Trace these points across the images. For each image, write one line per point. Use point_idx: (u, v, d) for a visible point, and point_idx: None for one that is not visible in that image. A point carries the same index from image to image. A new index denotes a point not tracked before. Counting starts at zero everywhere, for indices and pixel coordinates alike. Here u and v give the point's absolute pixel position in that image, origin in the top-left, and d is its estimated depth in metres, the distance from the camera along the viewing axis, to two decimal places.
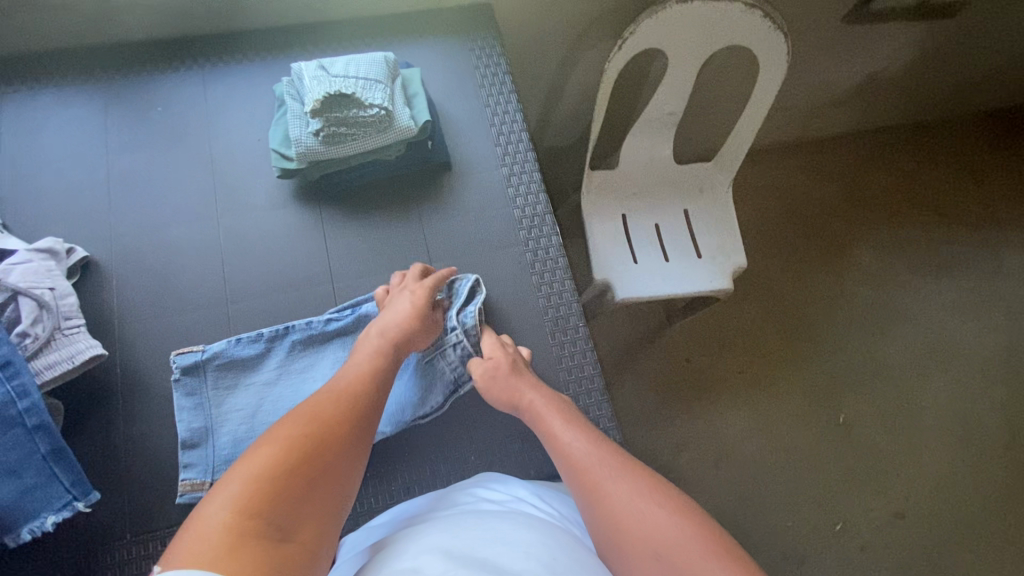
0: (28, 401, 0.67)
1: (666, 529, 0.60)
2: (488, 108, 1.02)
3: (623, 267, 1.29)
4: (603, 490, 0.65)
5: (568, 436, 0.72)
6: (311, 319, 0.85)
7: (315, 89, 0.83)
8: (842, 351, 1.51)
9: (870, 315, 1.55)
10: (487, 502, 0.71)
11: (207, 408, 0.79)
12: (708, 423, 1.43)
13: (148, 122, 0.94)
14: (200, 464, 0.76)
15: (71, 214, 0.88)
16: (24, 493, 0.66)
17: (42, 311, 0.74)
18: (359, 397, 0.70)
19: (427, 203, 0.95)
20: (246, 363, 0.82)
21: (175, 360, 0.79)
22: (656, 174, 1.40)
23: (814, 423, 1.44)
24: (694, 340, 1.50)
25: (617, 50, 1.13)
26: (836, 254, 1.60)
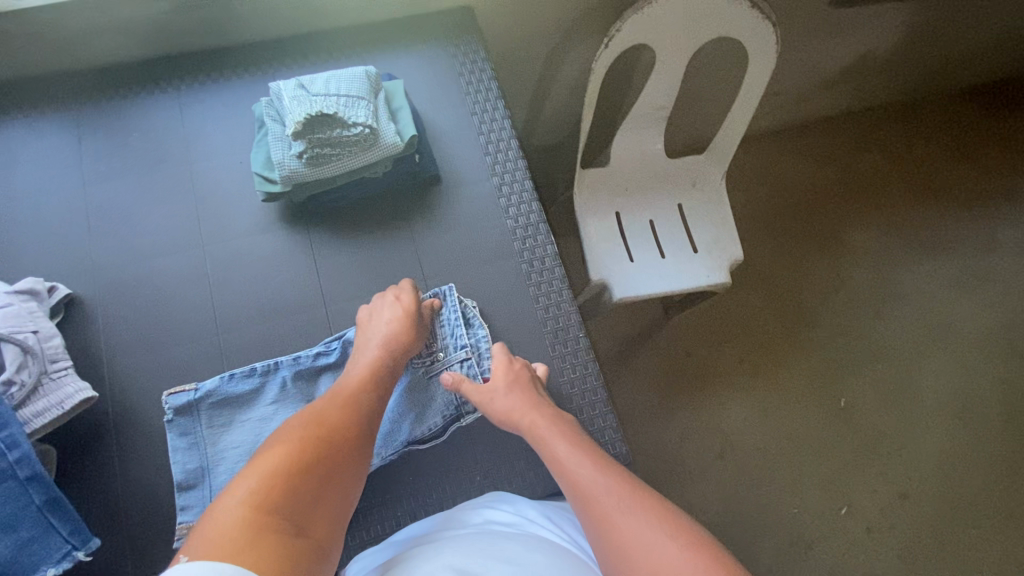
0: (19, 452, 0.65)
1: (675, 560, 0.61)
2: (474, 116, 0.99)
3: (619, 267, 1.27)
4: (612, 520, 0.65)
5: (575, 462, 0.71)
6: (300, 353, 0.83)
7: (297, 110, 0.80)
8: (841, 337, 1.51)
9: (868, 298, 1.54)
10: (494, 523, 0.71)
11: (202, 447, 0.77)
12: (712, 417, 1.42)
13: (125, 149, 0.91)
14: (198, 506, 0.74)
15: (50, 249, 0.85)
16: (21, 547, 0.64)
17: (26, 356, 0.71)
18: (362, 402, 0.72)
19: (417, 218, 0.92)
20: (239, 399, 0.80)
21: (166, 401, 0.78)
22: (648, 171, 1.38)
23: (817, 410, 1.44)
24: (694, 334, 1.49)
25: (604, 48, 1.11)
26: (831, 240, 1.59)
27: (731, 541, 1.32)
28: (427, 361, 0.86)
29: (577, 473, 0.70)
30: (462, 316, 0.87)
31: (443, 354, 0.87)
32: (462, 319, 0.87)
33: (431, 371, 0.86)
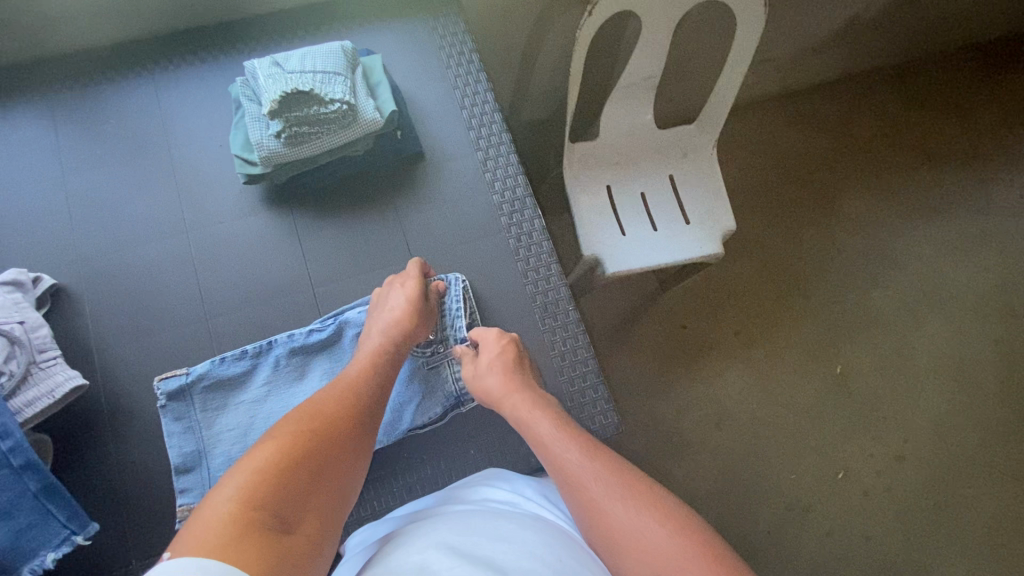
0: (11, 441, 0.65)
1: (658, 534, 0.61)
2: (457, 90, 0.98)
3: (611, 240, 1.27)
4: (600, 504, 0.65)
5: (558, 442, 0.71)
6: (293, 331, 0.83)
7: (271, 88, 0.78)
8: (835, 302, 1.51)
9: (862, 264, 1.54)
10: (488, 501, 0.71)
11: (197, 431, 0.78)
12: (708, 387, 1.43)
13: (104, 137, 0.90)
14: (197, 488, 0.75)
15: (34, 241, 0.85)
16: (20, 533, 0.64)
17: (14, 347, 0.71)
18: (360, 393, 0.71)
19: (402, 196, 0.92)
20: (231, 382, 0.80)
21: (157, 386, 0.77)
22: (638, 142, 1.36)
23: (812, 377, 1.45)
24: (688, 306, 1.49)
25: (587, 16, 1.08)
26: (825, 206, 1.58)
27: (729, 507, 1.35)
28: (427, 352, 0.87)
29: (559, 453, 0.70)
30: (462, 304, 0.88)
31: (444, 346, 0.88)
32: (462, 296, 0.87)
33: (432, 361, 0.87)
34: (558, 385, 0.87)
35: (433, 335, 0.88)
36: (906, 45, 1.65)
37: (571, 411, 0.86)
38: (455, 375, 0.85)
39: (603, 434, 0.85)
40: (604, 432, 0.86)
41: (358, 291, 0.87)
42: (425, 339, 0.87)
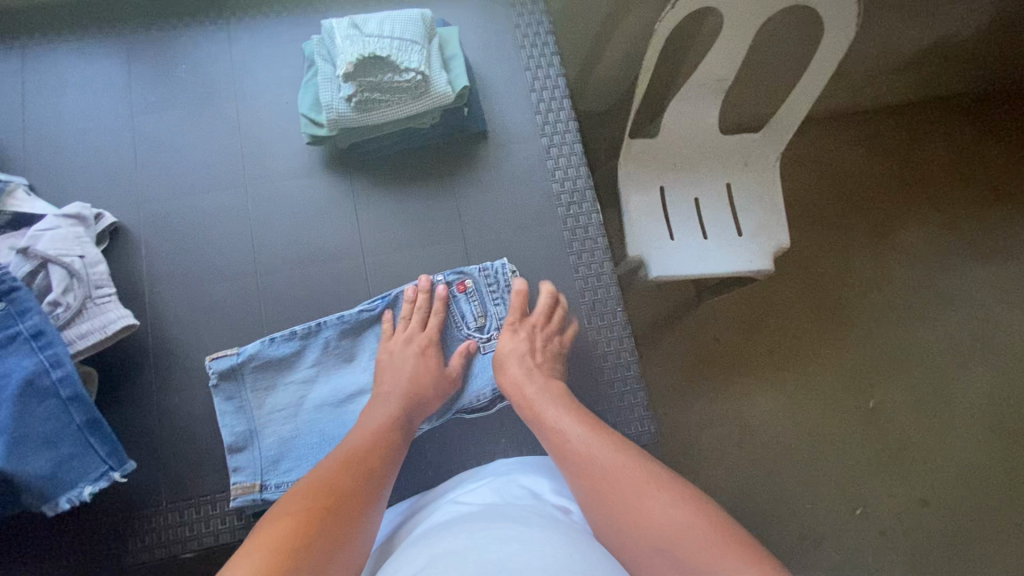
0: (62, 371, 0.66)
1: (667, 516, 0.60)
2: (528, 71, 0.95)
3: (658, 244, 1.23)
4: (601, 479, 0.65)
5: (568, 426, 0.71)
6: (342, 313, 0.83)
7: (348, 50, 0.76)
8: (878, 334, 1.45)
9: (911, 298, 1.47)
10: (501, 488, 0.70)
11: (248, 410, 0.79)
12: (734, 405, 1.40)
13: (173, 81, 0.90)
14: (250, 467, 0.77)
15: (96, 176, 0.85)
16: (61, 463, 0.65)
17: (72, 280, 0.72)
18: (372, 464, 0.67)
19: (462, 175, 0.90)
20: (279, 360, 0.81)
21: (210, 365, 0.79)
22: (699, 144, 1.31)
23: (844, 409, 1.40)
24: (725, 320, 1.45)
25: (669, 8, 1.06)
26: (882, 235, 1.51)
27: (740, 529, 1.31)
28: (480, 337, 0.86)
29: (569, 436, 0.70)
30: (512, 290, 0.86)
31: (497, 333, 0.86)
32: (508, 283, 0.85)
33: (484, 346, 0.85)
34: (596, 386, 0.85)
35: (485, 320, 0.86)
36: (995, 74, 1.56)
37: (606, 413, 0.84)
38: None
39: (637, 441, 0.83)
40: (639, 440, 0.83)
41: (407, 264, 0.87)
42: (476, 324, 0.86)
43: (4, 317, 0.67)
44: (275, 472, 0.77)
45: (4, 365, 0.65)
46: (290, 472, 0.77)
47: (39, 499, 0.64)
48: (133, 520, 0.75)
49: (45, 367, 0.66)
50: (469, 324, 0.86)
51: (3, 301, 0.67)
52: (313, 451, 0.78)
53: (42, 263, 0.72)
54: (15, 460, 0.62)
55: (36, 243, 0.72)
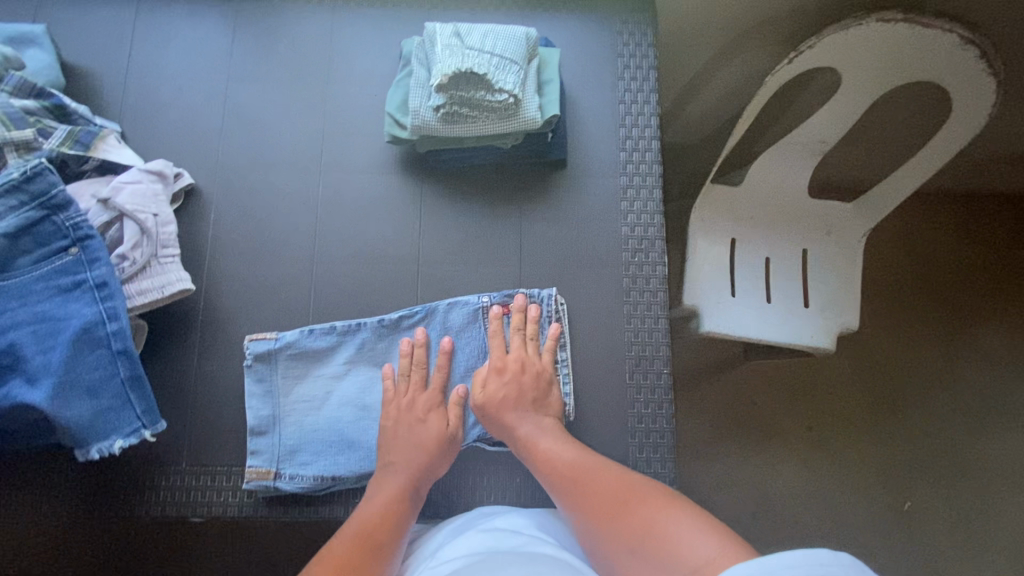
0: (116, 325, 0.68)
1: (649, 513, 0.62)
2: (621, 105, 0.91)
3: (717, 298, 1.11)
4: (586, 489, 0.68)
5: (557, 450, 0.73)
6: (383, 316, 0.84)
7: (446, 61, 0.74)
8: (929, 436, 1.28)
9: (976, 406, 1.29)
10: (482, 526, 0.68)
11: (275, 396, 0.81)
12: (757, 472, 1.26)
13: (271, 54, 0.91)
14: (267, 453, 0.78)
15: (182, 135, 0.88)
16: (99, 413, 0.67)
17: (142, 237, 0.75)
18: (385, 545, 0.67)
19: (532, 200, 0.87)
20: (313, 351, 0.82)
21: (248, 346, 0.80)
22: (781, 205, 1.17)
23: (875, 505, 1.24)
24: (763, 381, 1.31)
25: (786, 63, 1.00)
26: (958, 331, 1.33)
27: None
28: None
29: (558, 461, 0.72)
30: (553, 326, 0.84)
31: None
32: (554, 316, 0.84)
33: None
34: (624, 446, 0.81)
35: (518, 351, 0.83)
36: None
37: None
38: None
39: None
40: None
41: (459, 280, 0.86)
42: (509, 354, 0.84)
43: (72, 262, 0.69)
44: (292, 461, 0.78)
45: (63, 310, 0.67)
46: (306, 465, 0.78)
47: (74, 443, 0.66)
48: (152, 475, 0.77)
49: (101, 318, 0.68)
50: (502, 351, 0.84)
51: (76, 248, 0.69)
52: (332, 448, 0.79)
53: (119, 217, 0.74)
54: (58, 403, 0.64)
55: (117, 195, 0.75)
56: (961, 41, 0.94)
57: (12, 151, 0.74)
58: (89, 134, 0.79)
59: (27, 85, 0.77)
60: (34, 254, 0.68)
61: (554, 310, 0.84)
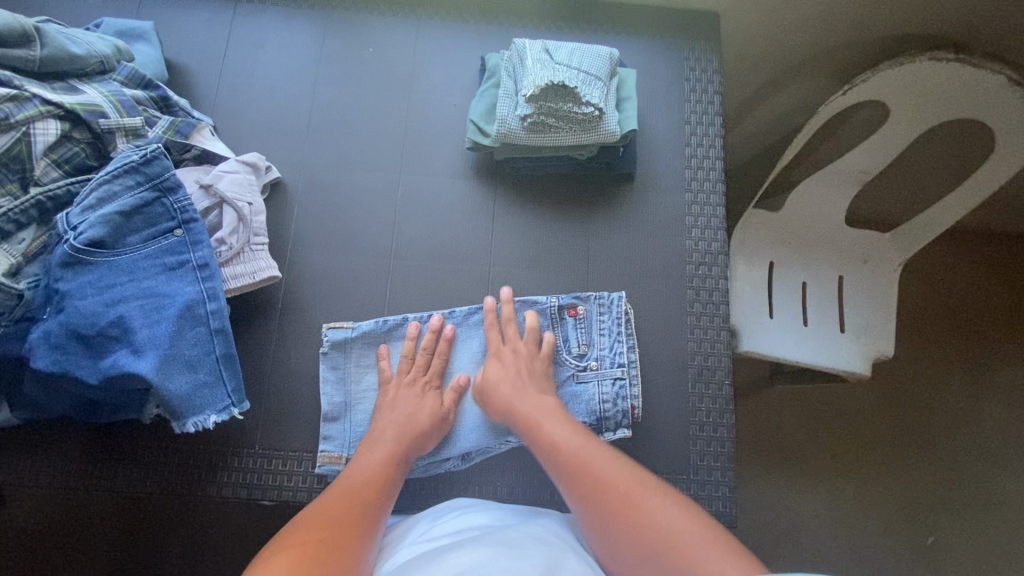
0: (215, 305, 0.72)
1: (664, 518, 0.62)
2: (687, 125, 0.95)
3: (753, 318, 1.11)
4: (589, 477, 0.67)
5: (562, 433, 0.72)
6: (455, 308, 0.86)
7: (539, 74, 0.79)
8: (956, 470, 1.29)
9: (1001, 446, 1.30)
10: (465, 525, 0.68)
11: (347, 384, 0.83)
12: (782, 500, 1.27)
13: (358, 62, 0.95)
14: (340, 440, 0.80)
15: (271, 131, 0.92)
16: (196, 387, 0.70)
17: (239, 224, 0.78)
18: (370, 498, 0.68)
19: (600, 210, 0.91)
20: (385, 340, 0.84)
21: (325, 334, 0.83)
22: (817, 234, 1.17)
23: (897, 538, 1.25)
24: (793, 409, 1.33)
25: (840, 94, 1.04)
26: (984, 370, 1.35)
27: None
28: (577, 365, 0.84)
29: (561, 443, 0.71)
30: (624, 329, 0.85)
31: (597, 364, 0.84)
32: (624, 321, 0.85)
33: (579, 376, 0.84)
34: (685, 453, 0.83)
35: (588, 348, 0.85)
36: None
37: (689, 484, 0.82)
38: (603, 397, 0.82)
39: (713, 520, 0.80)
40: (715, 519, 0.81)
41: (529, 283, 0.89)
42: (578, 351, 0.85)
43: (178, 243, 0.72)
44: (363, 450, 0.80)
45: (168, 287, 0.71)
46: None
47: (171, 415, 0.69)
48: (225, 456, 0.79)
49: (202, 298, 0.71)
50: (571, 349, 0.85)
51: (181, 229, 0.73)
52: None
53: (219, 203, 0.79)
54: (162, 374, 0.67)
55: (218, 182, 0.79)
56: (1010, 81, 0.98)
57: (121, 137, 0.76)
58: (189, 125, 0.83)
59: (138, 77, 0.81)
60: (142, 233, 0.71)
61: (624, 315, 0.85)
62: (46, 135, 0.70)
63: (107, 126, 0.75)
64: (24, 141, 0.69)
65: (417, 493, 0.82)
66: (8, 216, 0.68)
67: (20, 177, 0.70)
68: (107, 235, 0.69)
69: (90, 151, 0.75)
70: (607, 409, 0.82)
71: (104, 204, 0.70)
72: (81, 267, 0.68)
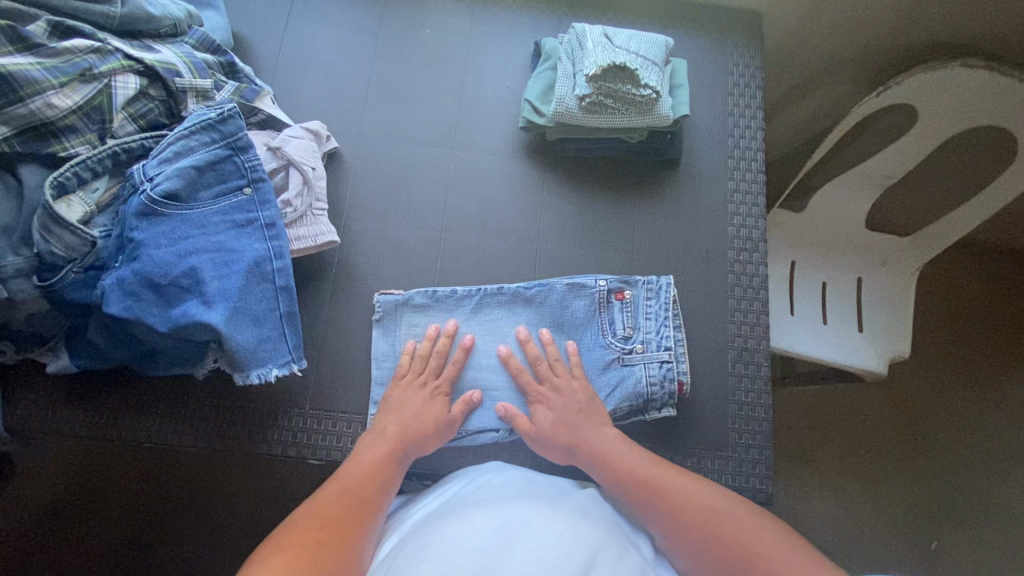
0: (281, 263, 0.73)
1: (754, 538, 0.62)
2: (731, 117, 0.98)
3: (777, 315, 1.11)
4: (666, 499, 0.68)
5: (632, 462, 0.72)
6: (504, 285, 0.87)
7: (601, 55, 0.82)
8: (961, 477, 1.31)
9: (1003, 455, 1.32)
10: (464, 494, 0.68)
11: (398, 349, 0.84)
12: (792, 499, 1.29)
13: (414, 40, 0.98)
14: None
15: (329, 104, 0.94)
16: (260, 341, 0.71)
17: (303, 188, 0.80)
18: (366, 499, 0.66)
19: (645, 195, 0.94)
20: (432, 310, 0.86)
21: (377, 300, 0.85)
22: (838, 237, 1.17)
23: (904, 539, 1.27)
24: (805, 411, 1.36)
25: (874, 95, 1.10)
26: (988, 381, 1.37)
27: None
28: (623, 348, 0.85)
29: (635, 470, 0.71)
30: (671, 313, 0.86)
31: (642, 347, 0.85)
32: (671, 306, 0.86)
33: (625, 359, 0.84)
34: (724, 430, 0.85)
35: (634, 333, 0.85)
36: None
37: (727, 460, 0.84)
38: (651, 379, 0.83)
39: (752, 497, 0.83)
40: (753, 496, 0.83)
41: (574, 261, 0.91)
42: (623, 334, 0.86)
43: (246, 200, 0.74)
44: None
45: (236, 243, 0.72)
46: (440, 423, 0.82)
47: (235, 367, 0.70)
48: (277, 415, 0.81)
49: (268, 256, 0.73)
50: (616, 332, 0.86)
51: (250, 188, 0.74)
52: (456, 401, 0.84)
53: (284, 166, 0.81)
54: (230, 326, 0.69)
55: (285, 146, 0.81)
56: None
57: (192, 97, 0.78)
58: (253, 91, 0.85)
59: (208, 41, 0.83)
60: (213, 189, 0.73)
61: (671, 302, 0.86)
62: (126, 88, 0.72)
63: (181, 85, 0.77)
64: (106, 92, 0.71)
65: (463, 458, 0.83)
66: (86, 164, 0.69)
67: (99, 128, 0.71)
68: (181, 188, 0.71)
69: (162, 109, 0.77)
70: (654, 392, 0.83)
71: (180, 158, 0.72)
72: (155, 217, 0.69)
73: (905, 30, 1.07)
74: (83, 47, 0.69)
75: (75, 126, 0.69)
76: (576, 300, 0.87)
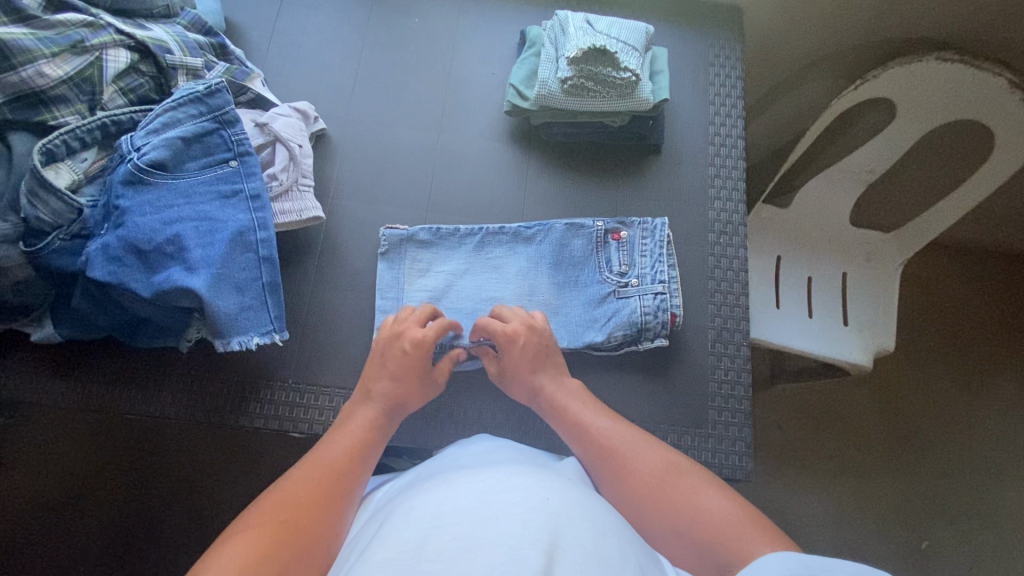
0: (265, 234, 0.75)
1: (711, 509, 0.58)
2: (711, 106, 1.00)
3: (762, 307, 1.09)
4: (626, 469, 0.65)
5: (591, 420, 0.71)
6: (505, 225, 0.90)
7: (581, 39, 0.85)
8: (948, 470, 1.31)
9: (988, 450, 1.32)
10: (450, 462, 0.63)
11: (401, 282, 0.87)
12: (781, 497, 1.28)
13: (403, 27, 1.00)
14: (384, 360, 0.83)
15: (319, 88, 0.97)
16: (242, 310, 0.72)
17: (289, 163, 0.82)
18: (348, 468, 0.63)
19: (626, 180, 0.95)
20: (435, 246, 0.89)
21: (383, 234, 0.88)
22: (823, 231, 1.16)
23: (891, 535, 1.26)
24: (794, 409, 1.34)
25: (852, 88, 1.06)
26: (973, 377, 1.37)
27: None
28: (619, 282, 0.87)
29: (592, 428, 0.70)
30: (666, 252, 0.88)
31: (638, 281, 0.87)
32: (665, 276, 0.86)
33: (620, 292, 0.87)
34: (704, 409, 0.86)
35: (629, 268, 0.87)
36: None
37: (706, 438, 0.85)
38: (645, 309, 0.85)
39: (731, 475, 0.83)
40: (732, 473, 0.83)
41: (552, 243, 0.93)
42: (619, 270, 0.88)
43: (232, 173, 0.75)
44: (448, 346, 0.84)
45: (222, 213, 0.73)
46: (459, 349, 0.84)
47: (216, 334, 0.71)
48: (258, 389, 0.81)
49: (252, 227, 0.74)
50: (613, 268, 0.88)
51: (236, 161, 0.76)
52: None
53: (272, 141, 0.83)
54: (212, 292, 0.70)
55: (272, 122, 0.83)
56: (1010, 84, 0.99)
57: (182, 73, 0.80)
58: (243, 72, 0.86)
59: (200, 23, 0.85)
60: (199, 160, 0.75)
61: (665, 243, 0.87)
62: (117, 62, 0.74)
63: (171, 61, 0.78)
64: (97, 65, 0.73)
65: (442, 432, 0.82)
66: (75, 133, 0.71)
67: (90, 99, 0.73)
68: (168, 158, 0.72)
69: (152, 85, 0.79)
70: (648, 321, 0.84)
71: (168, 130, 0.73)
72: (143, 186, 0.71)
73: (881, 27, 1.10)
74: (77, 21, 0.72)
75: (65, 96, 0.71)
76: (575, 240, 0.89)
